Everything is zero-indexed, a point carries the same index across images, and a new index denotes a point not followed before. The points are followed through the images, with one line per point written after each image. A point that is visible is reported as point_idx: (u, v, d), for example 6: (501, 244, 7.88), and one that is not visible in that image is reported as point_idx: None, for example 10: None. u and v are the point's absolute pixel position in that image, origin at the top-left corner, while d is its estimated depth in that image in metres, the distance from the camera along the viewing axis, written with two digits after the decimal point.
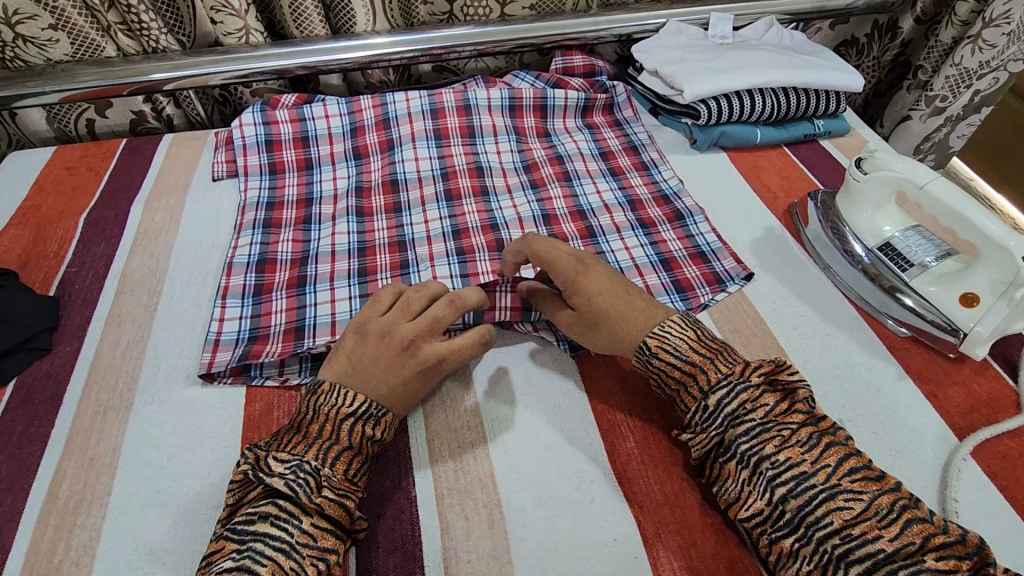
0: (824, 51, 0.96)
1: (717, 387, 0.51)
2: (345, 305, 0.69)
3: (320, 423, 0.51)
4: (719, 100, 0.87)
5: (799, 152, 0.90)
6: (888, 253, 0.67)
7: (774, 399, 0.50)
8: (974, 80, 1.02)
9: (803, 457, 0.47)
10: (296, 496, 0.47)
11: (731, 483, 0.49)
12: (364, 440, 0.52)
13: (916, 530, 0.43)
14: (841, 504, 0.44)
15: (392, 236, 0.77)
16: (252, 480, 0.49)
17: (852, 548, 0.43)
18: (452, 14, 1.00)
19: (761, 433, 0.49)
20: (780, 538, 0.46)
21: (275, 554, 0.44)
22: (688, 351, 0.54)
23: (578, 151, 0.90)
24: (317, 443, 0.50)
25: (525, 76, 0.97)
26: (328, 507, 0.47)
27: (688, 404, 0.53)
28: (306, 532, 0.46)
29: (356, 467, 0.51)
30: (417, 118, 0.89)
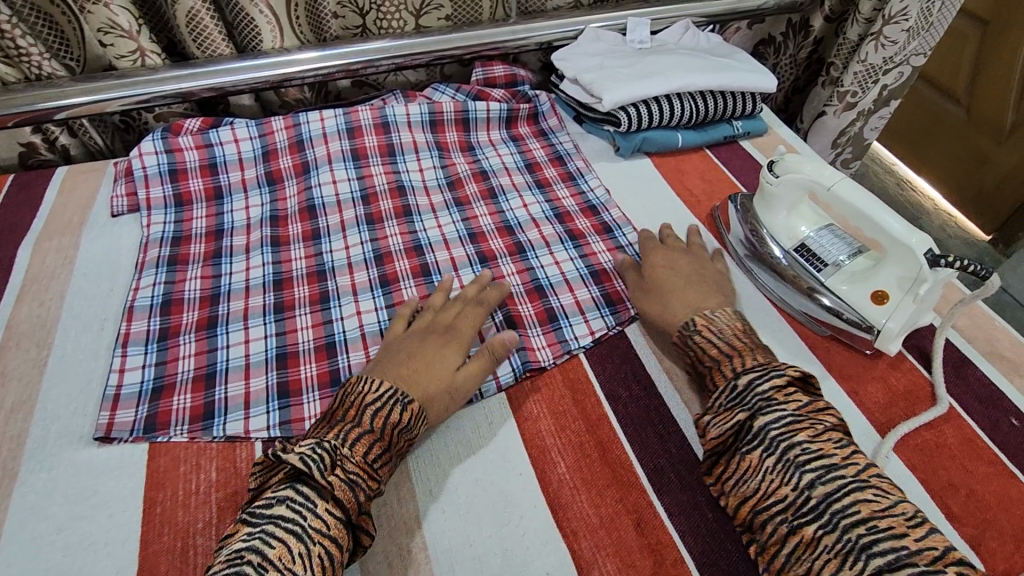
0: (739, 53, 0.98)
1: (751, 370, 0.52)
2: (259, 346, 0.65)
3: (346, 408, 0.52)
4: (639, 107, 0.86)
5: (720, 154, 0.91)
6: (803, 254, 0.68)
7: (809, 398, 0.51)
8: (880, 76, 1.06)
9: (835, 451, 0.47)
10: (310, 474, 0.46)
11: (756, 471, 0.48)
12: (392, 427, 0.52)
13: (939, 538, 0.42)
14: (870, 497, 0.44)
15: (311, 265, 0.74)
16: (276, 465, 0.49)
17: (876, 540, 0.42)
18: (366, 28, 0.95)
19: (793, 424, 0.49)
20: (801, 525, 0.45)
21: (284, 536, 0.44)
22: (733, 338, 0.57)
23: (502, 164, 0.88)
24: (341, 425, 0.51)
25: (445, 88, 0.94)
26: (340, 489, 0.47)
27: (715, 380, 0.55)
28: (318, 518, 0.45)
29: (376, 452, 0.50)
30: (332, 138, 0.85)
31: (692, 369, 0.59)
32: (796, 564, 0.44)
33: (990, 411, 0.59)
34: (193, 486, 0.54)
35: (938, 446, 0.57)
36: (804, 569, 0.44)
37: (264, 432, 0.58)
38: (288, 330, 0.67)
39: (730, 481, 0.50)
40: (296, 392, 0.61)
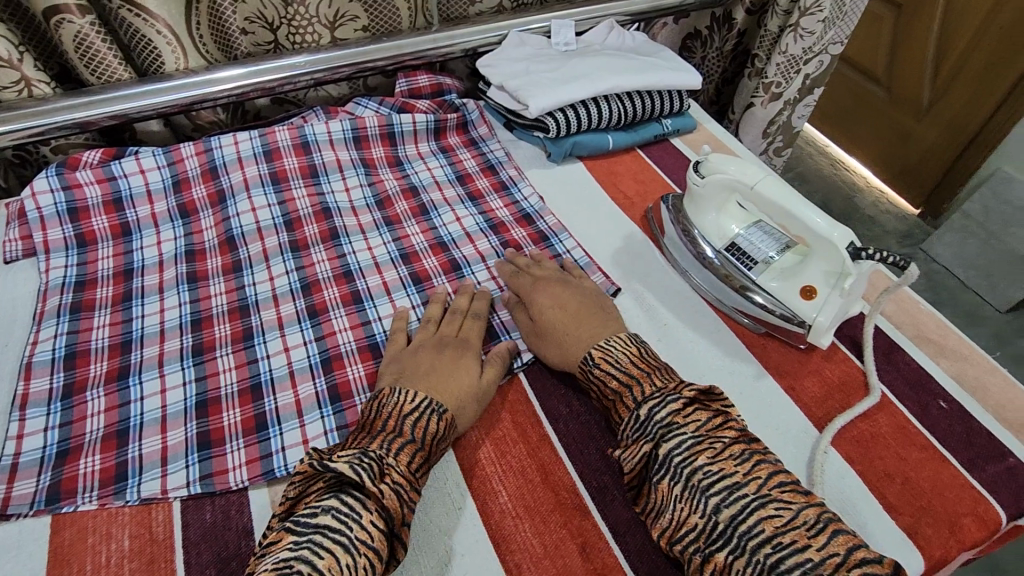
0: (663, 51, 0.98)
1: (649, 398, 0.51)
2: (177, 394, 0.60)
3: (384, 419, 0.52)
4: (566, 112, 0.85)
5: (652, 154, 0.91)
6: (734, 253, 0.67)
7: (707, 415, 0.50)
8: (802, 66, 1.09)
9: (736, 469, 0.47)
10: (361, 483, 0.45)
11: (668, 503, 0.47)
12: (429, 436, 0.51)
13: (840, 541, 0.42)
14: (773, 512, 0.44)
15: (232, 300, 0.69)
16: (317, 474, 0.48)
17: (782, 558, 0.42)
18: (278, 43, 0.90)
19: (695, 446, 0.48)
20: (713, 552, 0.44)
21: (331, 547, 0.42)
22: (626, 364, 0.55)
23: (432, 179, 0.85)
24: (382, 435, 0.50)
25: (368, 102, 0.90)
26: (390, 497, 0.46)
27: (621, 414, 0.53)
28: (363, 530, 0.44)
29: (418, 462, 0.49)
30: (249, 162, 0.81)
31: (599, 402, 0.57)
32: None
33: (920, 396, 0.61)
34: (104, 559, 0.49)
35: (874, 436, 0.57)
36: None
37: (183, 489, 0.53)
38: (209, 373, 0.62)
39: (647, 515, 0.49)
40: (218, 442, 0.56)
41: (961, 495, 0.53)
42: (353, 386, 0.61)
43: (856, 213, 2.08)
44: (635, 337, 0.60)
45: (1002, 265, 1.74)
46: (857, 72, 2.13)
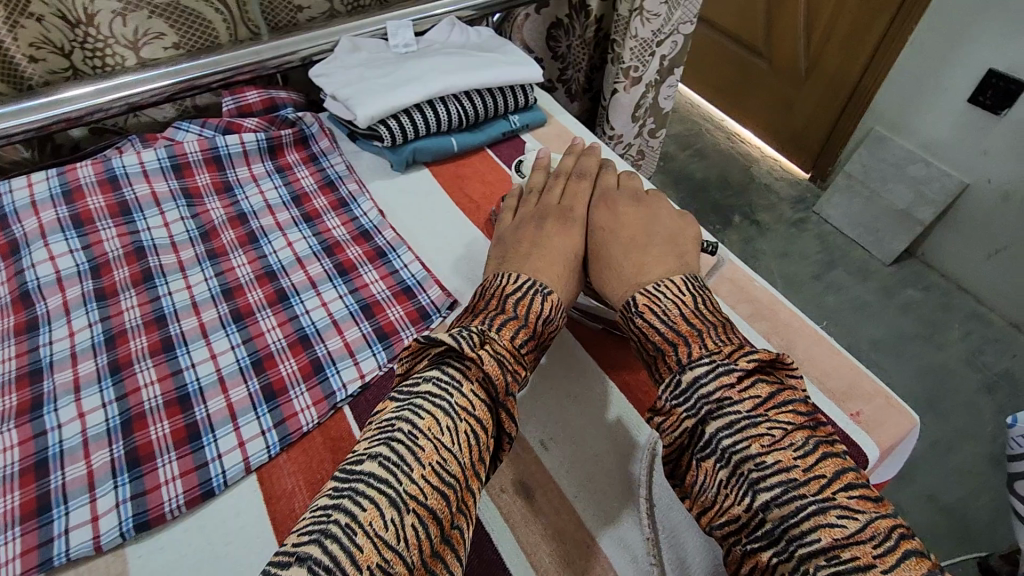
0: (507, 45, 0.95)
1: (695, 363, 0.47)
2: None
3: (487, 301, 0.56)
4: (399, 118, 0.81)
5: (501, 152, 0.89)
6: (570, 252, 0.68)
7: (766, 390, 0.45)
8: (655, 47, 1.09)
9: (795, 462, 0.41)
10: (462, 351, 0.48)
11: (709, 482, 0.44)
12: (533, 316, 0.55)
13: (913, 563, 0.37)
14: (833, 521, 0.38)
15: (23, 365, 0.61)
16: (422, 352, 0.50)
17: (837, 572, 0.36)
18: (77, 69, 0.81)
19: (747, 429, 0.43)
20: (756, 550, 0.41)
21: (432, 410, 0.44)
22: (675, 319, 0.52)
23: (263, 203, 0.79)
24: (487, 311, 0.54)
25: (188, 125, 0.83)
26: (490, 364, 0.48)
27: (664, 372, 0.50)
28: (464, 398, 0.46)
29: (521, 338, 0.52)
30: (44, 206, 0.72)
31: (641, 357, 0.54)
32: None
33: None
34: None
35: None
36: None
37: None
38: None
39: (691, 493, 0.46)
40: None
41: None
42: (156, 447, 0.55)
43: (753, 182, 2.14)
44: (689, 284, 0.56)
45: (884, 220, 1.83)
46: (741, 46, 2.19)
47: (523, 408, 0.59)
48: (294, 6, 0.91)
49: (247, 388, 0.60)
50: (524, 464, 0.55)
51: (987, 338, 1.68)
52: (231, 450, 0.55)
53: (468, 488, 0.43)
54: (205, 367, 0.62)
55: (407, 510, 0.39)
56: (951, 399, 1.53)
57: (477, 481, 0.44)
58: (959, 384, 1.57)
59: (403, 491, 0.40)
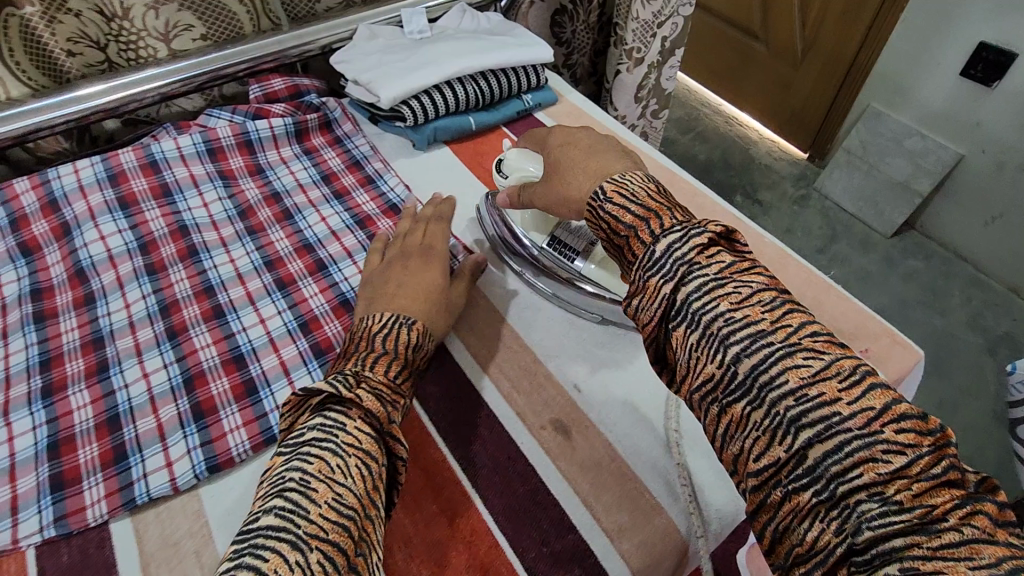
0: (517, 28, 0.99)
1: (670, 232, 0.43)
2: (27, 441, 0.57)
3: (354, 342, 0.56)
4: (421, 99, 0.85)
5: (517, 130, 0.93)
6: (557, 247, 0.67)
7: (732, 258, 0.42)
8: (656, 29, 1.12)
9: (763, 316, 0.39)
10: (338, 394, 0.47)
11: (680, 349, 0.41)
12: (402, 347, 0.56)
13: (878, 394, 0.35)
14: (799, 362, 0.36)
15: (84, 335, 0.66)
16: (303, 402, 0.49)
17: (806, 410, 0.35)
18: (112, 62, 0.85)
19: (716, 290, 0.40)
20: (731, 405, 0.38)
21: (319, 454, 0.42)
22: (644, 198, 0.47)
23: (296, 182, 0.84)
24: (357, 353, 0.54)
25: (220, 112, 0.87)
26: (369, 399, 0.48)
27: (633, 254, 0.46)
28: (350, 435, 0.45)
29: (394, 368, 0.53)
30: (92, 190, 0.76)
31: (608, 248, 0.49)
32: (732, 441, 0.39)
33: None
34: None
35: None
36: (738, 446, 0.38)
37: (36, 535, 0.51)
38: (60, 414, 0.59)
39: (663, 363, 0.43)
40: (74, 481, 0.54)
41: None
42: (218, 401, 0.60)
43: (753, 163, 2.19)
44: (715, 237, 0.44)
45: (883, 193, 1.88)
46: (737, 29, 2.23)
47: (556, 358, 0.64)
48: None
49: (296, 347, 0.65)
50: (560, 404, 0.59)
51: (987, 304, 1.73)
52: None
53: (371, 518, 0.41)
54: (256, 330, 0.66)
55: (310, 548, 0.36)
56: (955, 362, 1.58)
57: (376, 508, 0.42)
58: (962, 347, 1.62)
59: (302, 533, 0.37)
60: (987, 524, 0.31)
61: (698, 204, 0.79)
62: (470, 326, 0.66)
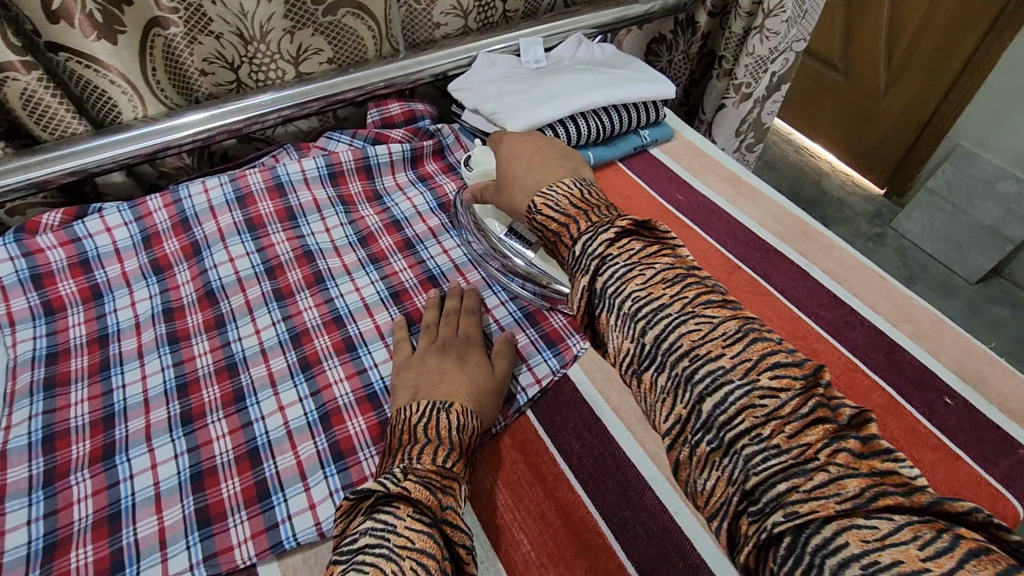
0: (634, 61, 0.97)
1: (583, 236, 0.47)
2: (170, 469, 0.57)
3: (397, 436, 0.53)
4: (545, 132, 0.83)
5: (632, 166, 0.90)
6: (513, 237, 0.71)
7: (642, 243, 0.45)
8: (769, 65, 1.08)
9: (664, 291, 0.42)
10: (385, 491, 0.45)
11: (608, 332, 0.44)
12: (447, 431, 0.52)
13: (756, 348, 0.38)
14: (692, 327, 0.40)
15: (218, 360, 0.66)
16: (355, 507, 0.46)
17: (697, 368, 0.38)
18: (241, 82, 0.87)
19: (626, 275, 0.43)
20: (641, 373, 0.42)
21: (373, 562, 0.38)
22: (566, 206, 0.51)
23: (414, 210, 0.83)
24: (402, 450, 0.51)
25: (340, 136, 0.88)
26: (416, 490, 0.45)
27: (564, 256, 0.50)
28: (402, 537, 0.41)
29: (443, 455, 0.49)
30: (222, 210, 0.77)
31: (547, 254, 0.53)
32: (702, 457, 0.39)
33: (925, 395, 0.61)
34: None
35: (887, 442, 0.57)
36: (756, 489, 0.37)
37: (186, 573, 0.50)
38: (201, 443, 0.58)
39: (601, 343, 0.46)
40: (219, 518, 0.53)
41: (978, 492, 0.54)
42: (356, 441, 0.59)
43: (826, 197, 2.12)
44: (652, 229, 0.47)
45: (968, 235, 1.78)
46: (815, 59, 2.17)
47: None
48: (433, 23, 0.94)
49: None
50: None
51: None
52: None
53: None
54: (387, 365, 0.65)
55: None
56: None
57: None
58: None
59: None
60: (850, 459, 0.34)
61: (834, 257, 0.76)
62: (608, 378, 0.64)
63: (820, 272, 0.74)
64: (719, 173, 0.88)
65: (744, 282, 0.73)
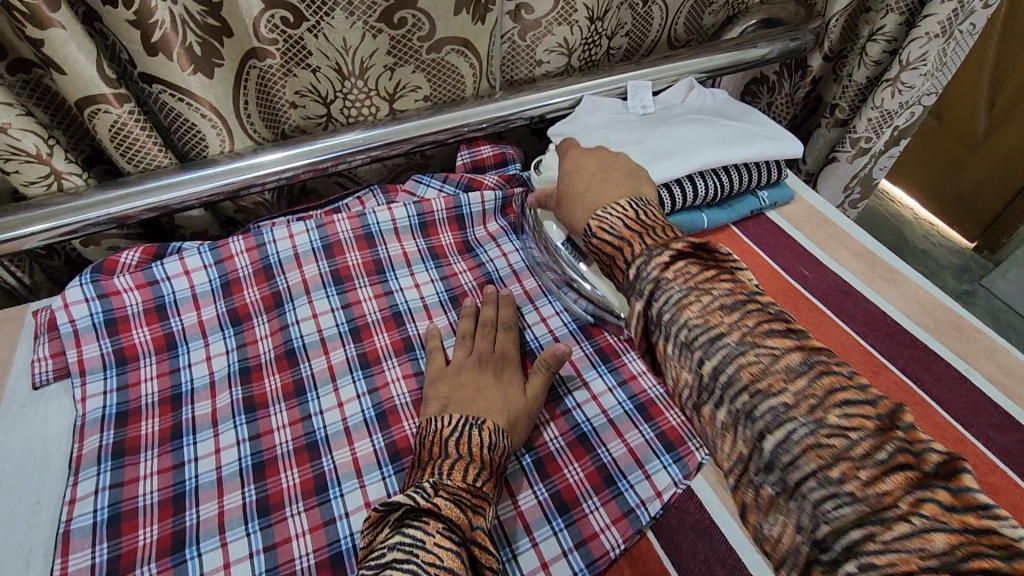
0: (751, 111, 0.87)
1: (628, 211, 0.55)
2: (245, 571, 0.51)
3: (428, 447, 0.51)
4: (660, 191, 0.75)
5: (747, 230, 0.81)
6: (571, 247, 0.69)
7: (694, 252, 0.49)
8: (895, 120, 0.97)
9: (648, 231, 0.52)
10: (415, 505, 0.44)
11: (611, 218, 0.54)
12: (478, 449, 0.50)
13: None
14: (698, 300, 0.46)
15: (298, 436, 0.59)
16: (383, 519, 0.46)
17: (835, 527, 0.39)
18: (331, 116, 0.81)
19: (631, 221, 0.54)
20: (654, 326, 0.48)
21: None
22: (620, 228, 0.53)
23: (508, 268, 0.76)
24: (431, 463, 0.49)
25: (429, 180, 0.82)
26: (446, 507, 0.44)
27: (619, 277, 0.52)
28: (430, 553, 0.41)
29: (474, 473, 0.48)
30: (307, 260, 0.71)
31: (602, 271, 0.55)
32: None
33: None
34: None
35: None
36: None
37: None
38: (280, 541, 0.52)
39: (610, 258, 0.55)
40: None
41: None
42: None
43: None
44: (635, 202, 0.55)
45: None
46: None
47: None
48: (535, 60, 0.87)
49: (535, 495, 0.55)
50: None
51: None
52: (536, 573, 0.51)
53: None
54: None
55: None
56: None
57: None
58: None
59: None
60: None
61: (1001, 363, 0.65)
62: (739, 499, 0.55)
63: (983, 380, 0.63)
64: (848, 246, 0.79)
65: (893, 385, 0.63)
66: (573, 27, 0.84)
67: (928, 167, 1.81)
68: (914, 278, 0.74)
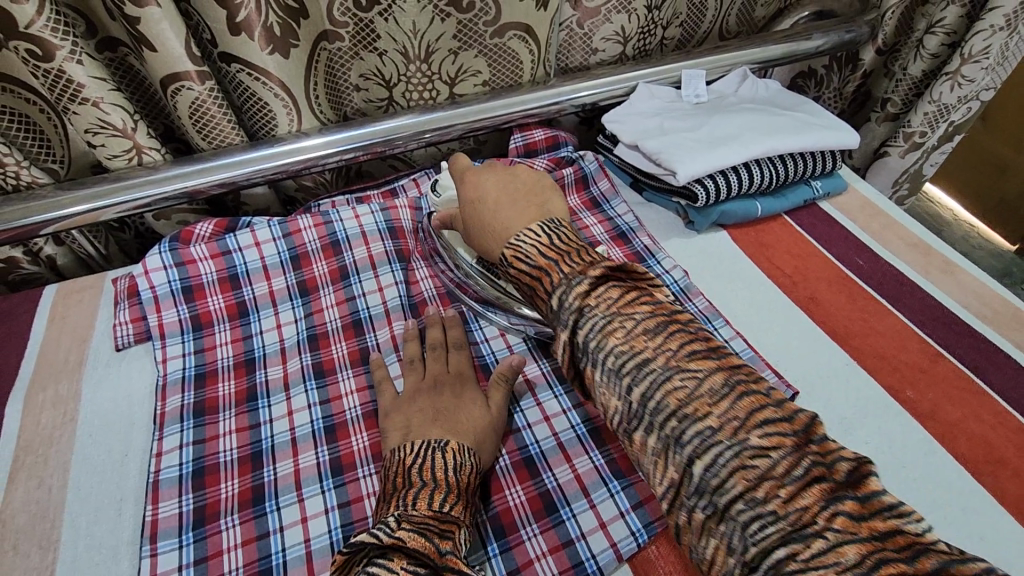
0: (805, 102, 0.88)
1: (556, 289, 0.46)
2: (321, 525, 0.53)
3: (392, 480, 0.49)
4: (715, 178, 0.76)
5: (801, 221, 0.82)
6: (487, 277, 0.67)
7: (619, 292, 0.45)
8: (951, 114, 0.96)
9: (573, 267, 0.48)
10: (378, 541, 0.41)
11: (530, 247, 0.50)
12: (442, 472, 0.49)
13: None
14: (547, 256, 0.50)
15: (365, 402, 0.62)
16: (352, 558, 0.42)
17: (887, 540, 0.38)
18: (392, 100, 0.83)
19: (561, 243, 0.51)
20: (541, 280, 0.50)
21: None
22: (538, 257, 0.49)
23: None
24: (395, 494, 0.47)
25: None
26: (410, 538, 0.41)
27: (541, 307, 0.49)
28: None
29: (439, 499, 0.46)
30: (372, 236, 0.74)
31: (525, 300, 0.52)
32: None
33: None
34: None
35: None
36: None
37: None
38: (353, 498, 0.55)
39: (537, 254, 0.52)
40: None
41: None
42: (516, 515, 0.55)
43: None
44: (549, 225, 0.52)
45: None
46: None
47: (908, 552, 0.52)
48: (591, 47, 0.88)
49: (591, 460, 0.58)
50: None
51: None
52: (595, 531, 0.53)
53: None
54: (542, 431, 0.61)
55: None
56: None
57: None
58: None
59: None
60: None
61: None
62: None
63: None
64: (904, 238, 0.79)
65: (951, 374, 0.63)
66: (630, 15, 0.85)
67: (970, 166, 1.76)
68: (973, 272, 0.74)
